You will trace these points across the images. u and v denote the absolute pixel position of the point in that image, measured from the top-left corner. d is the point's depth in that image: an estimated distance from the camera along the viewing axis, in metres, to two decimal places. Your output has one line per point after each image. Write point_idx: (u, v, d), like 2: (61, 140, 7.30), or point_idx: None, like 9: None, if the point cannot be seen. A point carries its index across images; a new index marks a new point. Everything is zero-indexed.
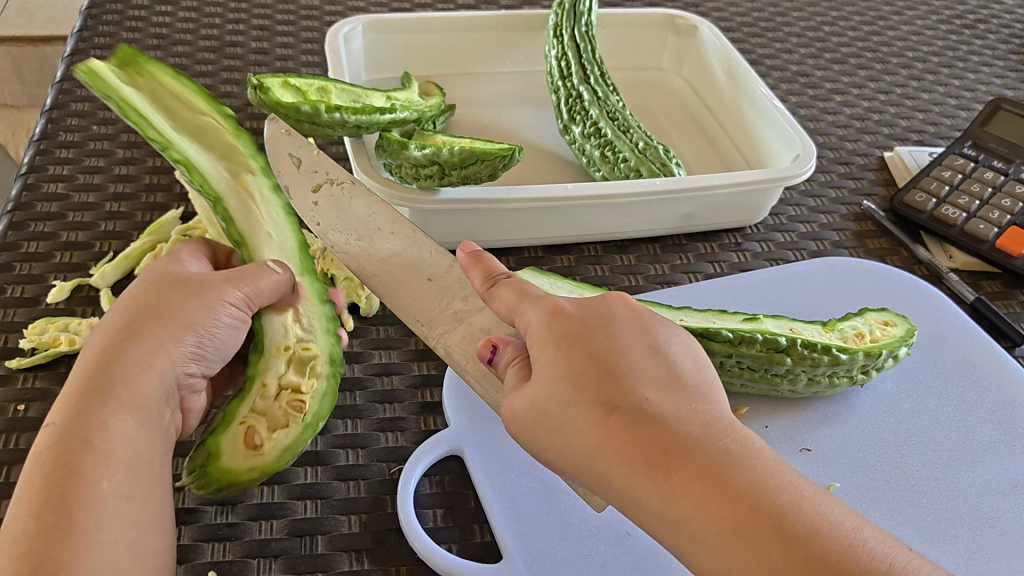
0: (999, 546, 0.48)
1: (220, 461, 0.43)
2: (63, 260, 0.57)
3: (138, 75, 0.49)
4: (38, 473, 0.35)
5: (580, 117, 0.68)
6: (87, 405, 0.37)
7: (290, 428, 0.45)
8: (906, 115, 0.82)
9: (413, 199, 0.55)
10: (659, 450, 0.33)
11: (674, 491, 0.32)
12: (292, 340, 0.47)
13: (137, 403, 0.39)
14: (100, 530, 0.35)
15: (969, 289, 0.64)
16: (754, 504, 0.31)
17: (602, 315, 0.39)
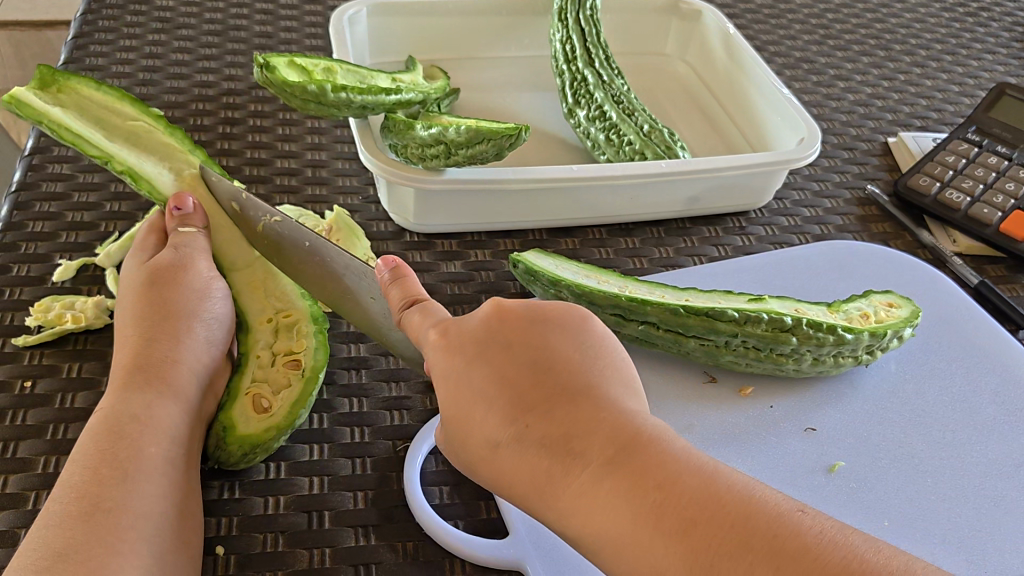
0: (1003, 524, 0.48)
1: (242, 426, 0.44)
2: (69, 239, 0.57)
3: (60, 92, 0.51)
4: (89, 445, 0.39)
5: (584, 100, 0.68)
6: (132, 388, 0.42)
7: (296, 381, 0.47)
8: (910, 101, 0.82)
9: (418, 178, 0.55)
10: (546, 478, 0.34)
11: (571, 510, 0.33)
12: (271, 312, 0.50)
13: (170, 380, 0.43)
14: (148, 486, 0.38)
15: (973, 273, 0.64)
16: (636, 508, 0.31)
17: (492, 329, 0.38)
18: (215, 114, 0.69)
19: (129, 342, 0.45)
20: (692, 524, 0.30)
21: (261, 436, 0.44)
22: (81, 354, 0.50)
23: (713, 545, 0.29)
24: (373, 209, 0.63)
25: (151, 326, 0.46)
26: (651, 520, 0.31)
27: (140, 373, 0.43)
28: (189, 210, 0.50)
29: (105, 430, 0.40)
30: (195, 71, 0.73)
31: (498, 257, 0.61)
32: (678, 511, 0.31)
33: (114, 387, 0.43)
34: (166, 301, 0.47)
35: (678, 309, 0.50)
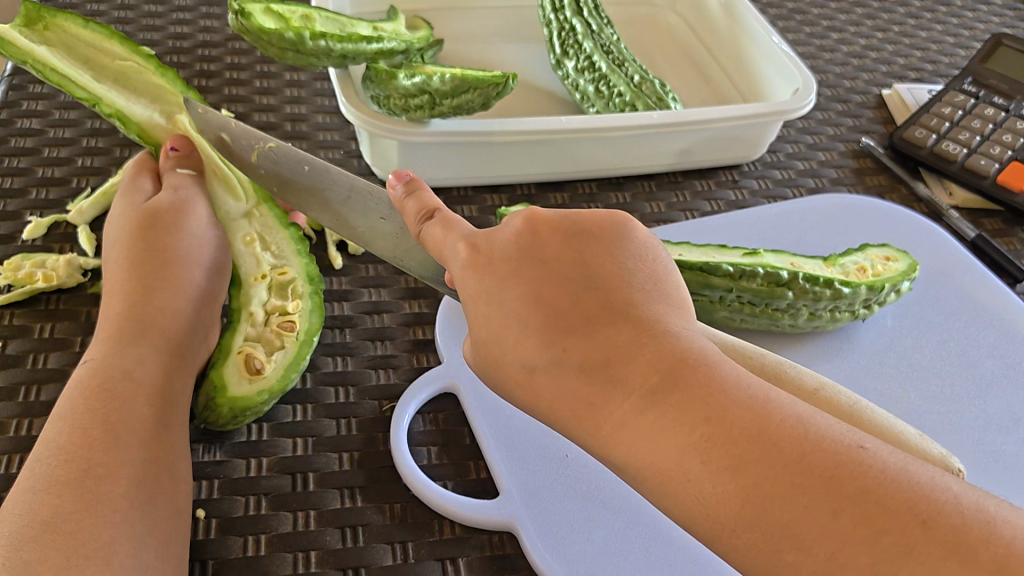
0: (1002, 479, 0.47)
1: (240, 386, 0.42)
2: (39, 196, 0.54)
3: (46, 30, 0.48)
4: (74, 405, 0.37)
5: (573, 51, 0.66)
6: (122, 343, 0.39)
7: (291, 343, 0.45)
8: (904, 53, 0.80)
9: (402, 130, 0.53)
10: (596, 399, 0.31)
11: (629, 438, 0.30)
12: (266, 268, 0.47)
13: (165, 332, 0.41)
14: (140, 451, 0.35)
15: (970, 226, 0.62)
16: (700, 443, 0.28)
17: (527, 245, 0.35)
18: (189, 66, 0.66)
19: (119, 293, 0.43)
20: (766, 466, 0.27)
21: (253, 398, 0.42)
22: (54, 314, 0.48)
23: (789, 488, 0.26)
24: (355, 163, 0.61)
25: (144, 275, 0.43)
26: (718, 456, 0.28)
27: (131, 326, 0.40)
28: (185, 152, 0.50)
29: (92, 388, 0.37)
30: (169, 22, 0.70)
31: (485, 212, 0.59)
32: (749, 449, 0.27)
33: (104, 339, 0.40)
34: (162, 249, 0.45)
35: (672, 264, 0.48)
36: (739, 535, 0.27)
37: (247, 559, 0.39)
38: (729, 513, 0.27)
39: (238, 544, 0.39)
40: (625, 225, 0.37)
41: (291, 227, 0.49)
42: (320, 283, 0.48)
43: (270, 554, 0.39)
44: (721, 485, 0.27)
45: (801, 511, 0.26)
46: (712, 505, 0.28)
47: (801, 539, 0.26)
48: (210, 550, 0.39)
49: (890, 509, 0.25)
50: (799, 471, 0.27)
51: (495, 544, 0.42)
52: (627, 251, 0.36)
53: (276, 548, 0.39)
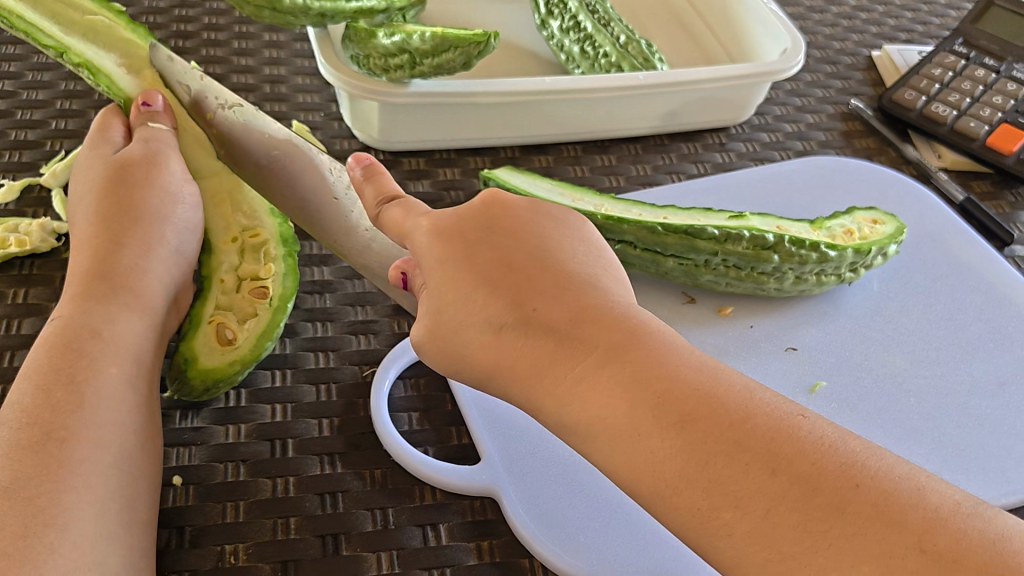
0: (987, 442, 0.47)
1: (208, 356, 0.42)
2: (12, 158, 0.53)
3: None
4: (40, 364, 0.36)
5: (558, 10, 0.64)
6: (90, 301, 0.38)
7: (263, 310, 0.44)
8: (895, 14, 0.79)
9: (383, 91, 0.52)
10: (554, 361, 0.32)
11: (583, 398, 0.30)
12: (238, 230, 0.47)
13: (135, 293, 0.40)
14: (107, 414, 0.35)
15: (959, 189, 0.62)
16: (652, 403, 0.29)
17: (489, 223, 0.36)
18: (166, 26, 0.65)
19: (87, 249, 0.41)
20: (711, 428, 0.28)
21: (224, 369, 0.41)
22: (28, 279, 0.47)
23: (732, 448, 0.27)
24: (336, 126, 0.60)
25: (113, 231, 0.42)
26: (669, 414, 0.29)
27: (99, 283, 0.39)
28: (158, 107, 0.47)
29: (58, 346, 0.36)
30: None
31: (468, 176, 0.58)
32: (698, 412, 0.28)
33: (71, 296, 0.39)
34: (131, 203, 0.43)
35: (657, 227, 0.47)
36: (680, 491, 0.27)
37: (225, 525, 0.38)
38: (674, 470, 0.28)
39: (216, 511, 0.39)
40: (583, 225, 0.39)
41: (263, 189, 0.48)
42: (293, 245, 0.47)
43: (248, 520, 0.39)
44: (668, 443, 0.28)
45: (741, 467, 0.27)
46: (657, 462, 0.28)
47: (738, 494, 0.26)
48: (186, 517, 0.38)
49: (825, 474, 0.26)
50: (744, 433, 0.27)
51: (476, 509, 0.41)
52: (581, 241, 0.37)
53: (254, 515, 0.39)
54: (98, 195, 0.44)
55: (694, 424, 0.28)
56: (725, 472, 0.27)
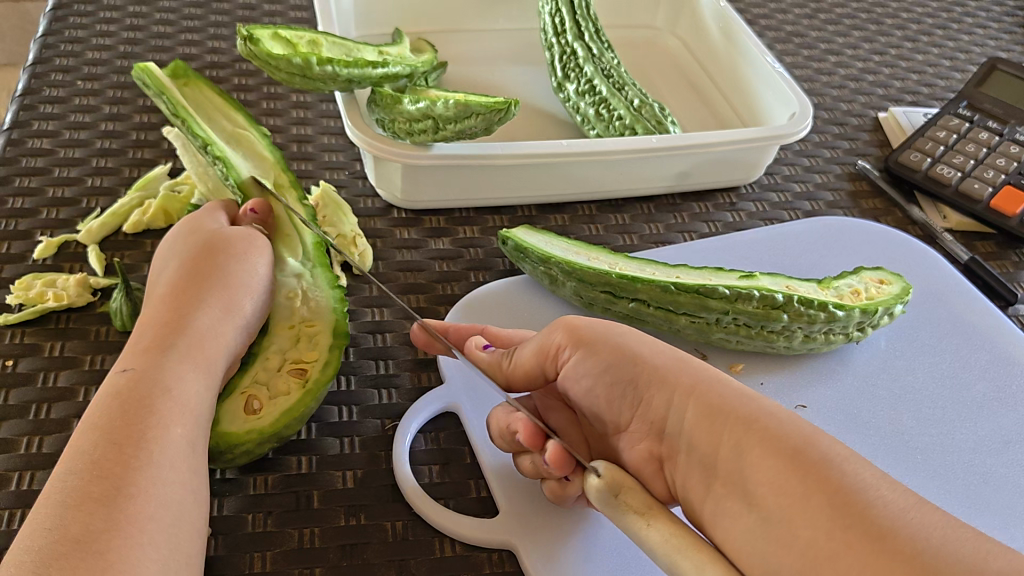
0: (990, 500, 0.48)
1: (234, 421, 0.42)
2: (50, 216, 0.56)
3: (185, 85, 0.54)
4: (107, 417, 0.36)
5: (574, 74, 0.67)
6: (163, 357, 0.39)
7: (293, 396, 0.44)
8: (900, 76, 0.82)
9: (407, 155, 0.54)
10: (719, 398, 0.35)
11: (732, 436, 0.33)
12: (298, 320, 0.48)
13: (205, 357, 0.41)
14: (167, 472, 0.34)
15: (963, 249, 0.64)
16: (793, 451, 0.32)
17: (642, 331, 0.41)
18: None
19: (166, 308, 0.43)
20: (849, 475, 0.31)
21: (241, 438, 0.42)
22: (64, 333, 0.49)
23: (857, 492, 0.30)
24: (360, 184, 0.62)
25: (186, 298, 0.43)
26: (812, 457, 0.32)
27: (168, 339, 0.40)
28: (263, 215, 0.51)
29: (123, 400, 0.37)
30: (178, 44, 0.72)
31: (487, 234, 0.60)
32: (841, 463, 0.31)
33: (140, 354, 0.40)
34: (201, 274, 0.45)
35: (668, 286, 0.50)
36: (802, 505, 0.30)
37: None
38: (811, 499, 0.30)
39: (242, 561, 0.40)
40: None
41: (336, 288, 0.50)
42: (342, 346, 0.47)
43: (274, 571, 0.40)
44: (803, 477, 0.31)
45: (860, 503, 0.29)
46: (794, 490, 0.31)
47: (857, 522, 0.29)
48: (215, 567, 0.40)
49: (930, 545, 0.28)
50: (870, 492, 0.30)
51: (494, 562, 0.43)
52: None
53: (279, 566, 0.40)
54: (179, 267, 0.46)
55: (832, 466, 0.31)
56: (855, 512, 0.29)
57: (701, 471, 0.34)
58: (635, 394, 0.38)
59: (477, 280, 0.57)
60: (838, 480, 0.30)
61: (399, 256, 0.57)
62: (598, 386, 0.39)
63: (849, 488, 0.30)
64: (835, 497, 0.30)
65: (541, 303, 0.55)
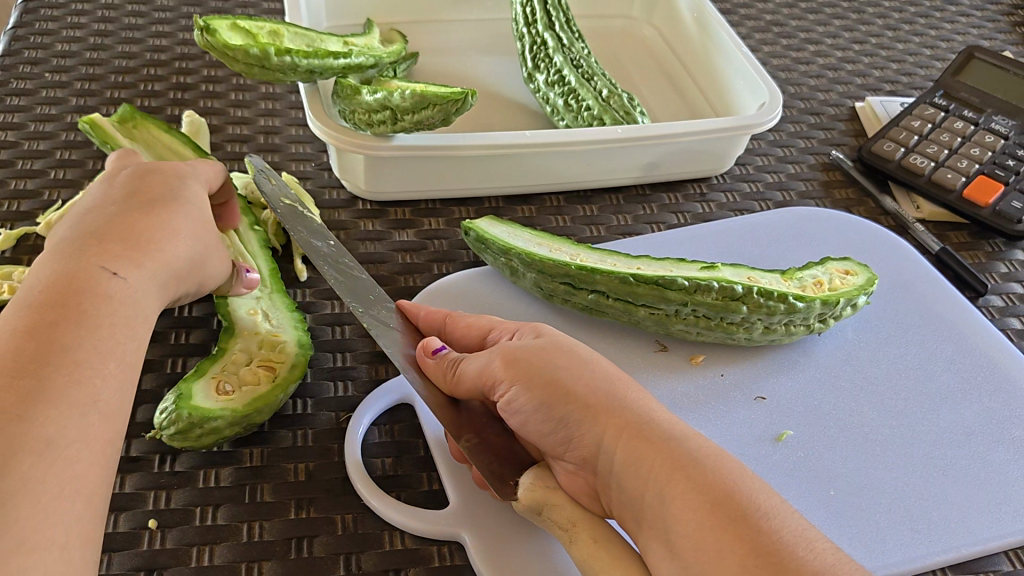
0: (950, 492, 0.47)
1: (207, 398, 0.42)
2: (10, 208, 0.55)
3: (135, 128, 0.55)
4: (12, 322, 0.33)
5: (543, 64, 0.67)
6: (88, 290, 0.35)
7: (262, 387, 0.44)
8: (879, 66, 0.81)
9: (368, 145, 0.54)
10: (648, 441, 0.36)
11: (660, 481, 0.34)
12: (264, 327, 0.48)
13: (136, 302, 0.37)
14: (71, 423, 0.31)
15: (934, 240, 0.63)
16: (714, 505, 0.33)
17: (577, 343, 0.42)
18: (167, 81, 0.67)
19: (93, 219, 0.40)
20: (769, 534, 0.32)
21: (213, 412, 0.41)
22: None
23: (771, 552, 0.31)
24: (326, 176, 0.62)
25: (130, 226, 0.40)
26: (729, 510, 0.32)
27: (102, 249, 0.38)
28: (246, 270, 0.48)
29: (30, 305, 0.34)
30: (149, 37, 0.72)
31: (452, 225, 0.60)
32: (764, 520, 0.32)
33: (58, 253, 0.37)
34: (147, 204, 0.41)
35: (627, 277, 0.49)
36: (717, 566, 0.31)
37: (195, 569, 0.40)
38: (729, 558, 0.31)
39: (188, 554, 0.40)
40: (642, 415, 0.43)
41: (295, 312, 0.50)
42: (309, 352, 0.47)
43: (220, 564, 0.40)
44: (723, 535, 0.32)
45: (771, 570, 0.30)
46: (711, 545, 0.32)
47: None
48: (159, 560, 0.40)
49: None
50: (786, 552, 0.31)
51: (443, 555, 0.42)
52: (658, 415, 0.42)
53: (225, 559, 0.40)
54: (104, 183, 0.43)
55: (754, 522, 0.32)
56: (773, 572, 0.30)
57: (631, 513, 0.35)
58: (566, 427, 0.38)
59: (440, 272, 0.57)
60: (755, 538, 0.31)
61: (361, 247, 0.57)
62: (531, 421, 0.39)
63: (764, 548, 0.31)
64: (752, 560, 0.31)
65: (503, 294, 0.55)
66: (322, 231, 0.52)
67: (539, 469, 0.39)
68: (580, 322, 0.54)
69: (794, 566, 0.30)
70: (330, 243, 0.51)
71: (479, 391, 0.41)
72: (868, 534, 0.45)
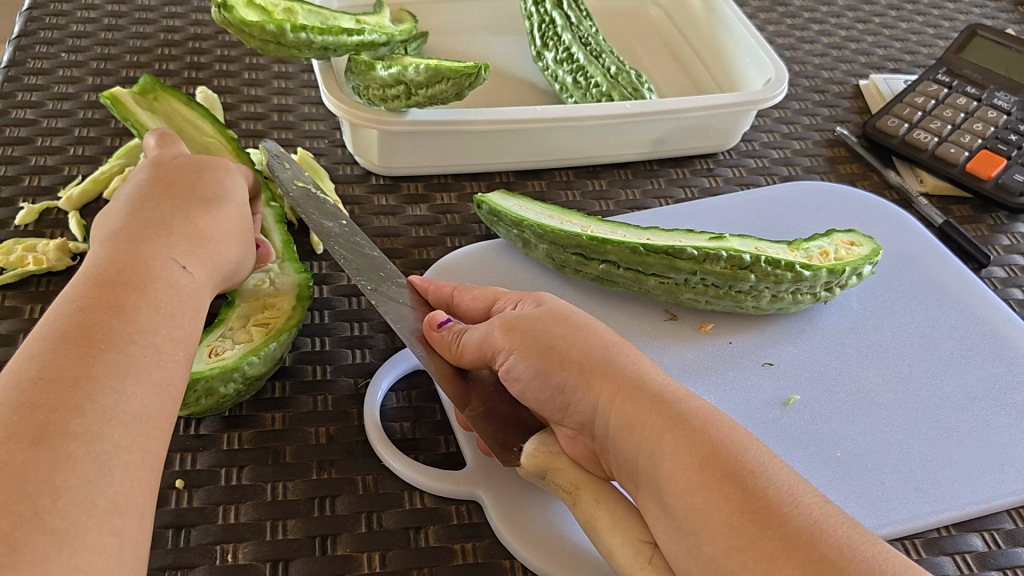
0: (953, 454, 0.49)
1: (199, 361, 0.43)
2: (32, 184, 0.56)
3: (156, 100, 0.55)
4: (90, 299, 0.33)
5: (552, 42, 0.68)
6: (127, 276, 0.35)
7: (255, 343, 0.45)
8: (883, 44, 0.82)
9: (382, 119, 0.55)
10: (641, 403, 0.36)
11: (653, 442, 0.35)
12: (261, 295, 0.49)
13: (175, 284, 0.36)
14: (120, 395, 0.31)
15: (938, 213, 0.64)
16: (703, 463, 0.33)
17: (577, 312, 0.42)
18: (181, 60, 0.68)
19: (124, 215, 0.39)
20: (757, 489, 0.32)
21: (204, 371, 0.42)
22: (44, 296, 0.50)
23: (759, 508, 0.32)
24: (339, 152, 0.63)
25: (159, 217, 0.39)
26: (719, 467, 0.33)
27: (169, 242, 0.38)
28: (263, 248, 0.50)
29: (107, 282, 0.34)
30: (162, 17, 0.73)
31: (464, 200, 0.61)
32: (751, 476, 0.33)
33: (128, 238, 0.38)
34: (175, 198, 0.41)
35: (638, 247, 0.51)
36: (707, 523, 0.32)
37: (223, 526, 0.41)
38: (716, 515, 0.32)
39: (214, 513, 0.41)
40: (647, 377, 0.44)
41: (302, 273, 0.50)
42: (302, 309, 0.48)
43: (246, 522, 0.41)
44: (711, 492, 0.32)
45: (759, 526, 0.31)
46: (700, 504, 0.32)
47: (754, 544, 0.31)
48: (187, 518, 0.41)
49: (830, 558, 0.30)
50: (776, 505, 0.32)
51: (461, 513, 0.43)
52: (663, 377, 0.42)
53: (250, 517, 0.41)
54: (156, 173, 0.44)
55: (740, 479, 0.33)
56: (763, 526, 0.31)
57: (629, 475, 0.36)
58: (563, 395, 0.39)
59: (453, 245, 0.58)
60: (743, 493, 0.32)
61: (375, 221, 0.58)
62: (529, 390, 0.40)
63: (753, 502, 0.32)
64: (739, 518, 0.31)
65: (515, 266, 0.56)
66: (331, 210, 0.53)
67: (543, 435, 0.40)
68: (591, 292, 0.55)
69: (778, 521, 0.31)
70: (339, 222, 0.52)
71: (480, 361, 0.43)
72: (872, 497, 0.46)
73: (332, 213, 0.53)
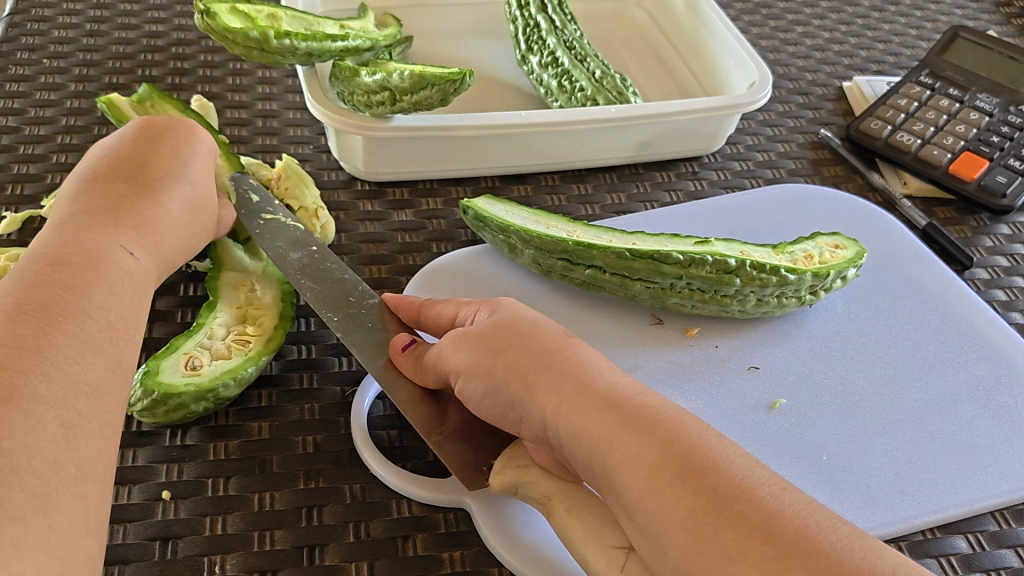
0: (938, 456, 0.49)
1: (174, 373, 0.43)
2: (15, 192, 0.56)
3: (153, 107, 0.55)
4: (42, 274, 0.36)
5: (536, 46, 0.68)
6: (82, 257, 0.37)
7: (236, 359, 0.45)
8: (867, 46, 0.82)
9: (366, 125, 0.55)
10: (590, 408, 0.35)
11: (604, 450, 0.34)
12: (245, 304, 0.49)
13: (123, 272, 0.38)
14: (68, 359, 0.33)
15: (921, 214, 0.65)
16: (656, 467, 0.32)
17: (531, 317, 0.41)
18: (165, 65, 0.68)
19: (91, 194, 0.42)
20: (711, 488, 0.31)
21: (179, 388, 0.42)
22: None
23: (719, 509, 0.31)
24: (325, 158, 0.63)
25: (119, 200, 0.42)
26: (672, 467, 0.32)
27: (113, 226, 0.40)
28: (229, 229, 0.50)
29: (54, 259, 0.37)
30: (144, 23, 0.73)
31: (450, 205, 0.61)
32: (705, 473, 0.32)
33: (78, 221, 0.40)
34: (138, 179, 0.44)
35: (623, 252, 0.51)
36: (664, 528, 0.31)
37: (209, 538, 0.41)
38: (673, 519, 0.31)
39: (200, 523, 0.41)
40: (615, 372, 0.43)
41: (284, 289, 0.50)
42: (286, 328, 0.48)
43: (232, 533, 0.41)
44: (665, 495, 0.31)
45: (721, 529, 0.30)
46: (657, 508, 0.32)
47: (716, 548, 0.30)
48: (173, 529, 0.41)
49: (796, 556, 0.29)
50: (735, 503, 0.31)
51: (449, 522, 0.43)
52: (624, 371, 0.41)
53: (234, 528, 0.41)
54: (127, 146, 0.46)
55: (693, 478, 0.32)
56: (722, 530, 0.30)
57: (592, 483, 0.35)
58: (518, 408, 0.38)
59: (439, 251, 0.58)
60: (698, 494, 0.31)
61: (361, 227, 0.58)
62: (487, 403, 0.39)
63: (710, 504, 0.31)
64: (695, 518, 0.31)
65: (502, 271, 0.56)
66: (302, 237, 0.51)
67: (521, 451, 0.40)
68: (578, 297, 0.55)
69: (734, 519, 0.30)
70: (312, 248, 0.51)
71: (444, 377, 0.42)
72: (857, 498, 0.46)
73: (303, 242, 0.51)
